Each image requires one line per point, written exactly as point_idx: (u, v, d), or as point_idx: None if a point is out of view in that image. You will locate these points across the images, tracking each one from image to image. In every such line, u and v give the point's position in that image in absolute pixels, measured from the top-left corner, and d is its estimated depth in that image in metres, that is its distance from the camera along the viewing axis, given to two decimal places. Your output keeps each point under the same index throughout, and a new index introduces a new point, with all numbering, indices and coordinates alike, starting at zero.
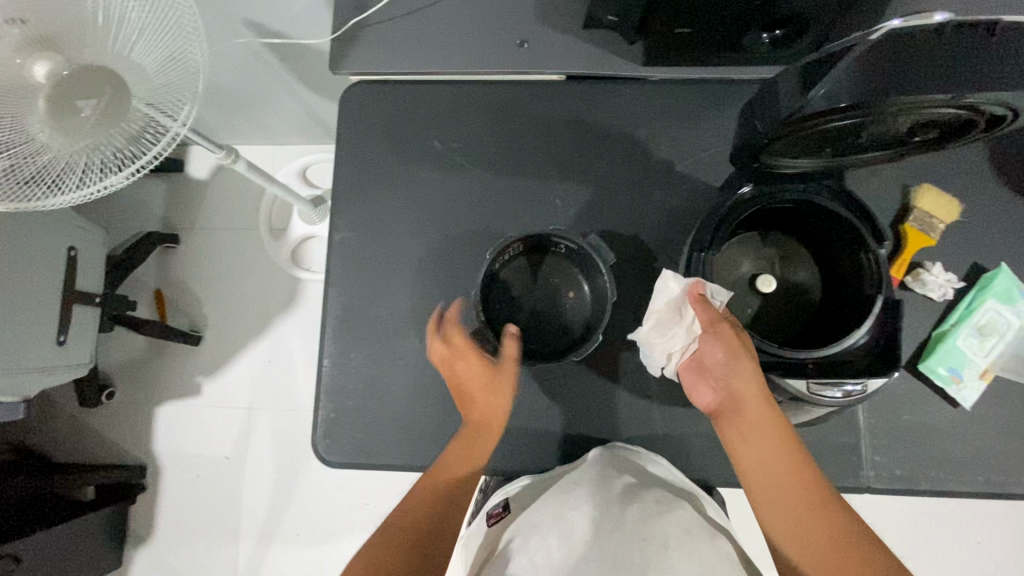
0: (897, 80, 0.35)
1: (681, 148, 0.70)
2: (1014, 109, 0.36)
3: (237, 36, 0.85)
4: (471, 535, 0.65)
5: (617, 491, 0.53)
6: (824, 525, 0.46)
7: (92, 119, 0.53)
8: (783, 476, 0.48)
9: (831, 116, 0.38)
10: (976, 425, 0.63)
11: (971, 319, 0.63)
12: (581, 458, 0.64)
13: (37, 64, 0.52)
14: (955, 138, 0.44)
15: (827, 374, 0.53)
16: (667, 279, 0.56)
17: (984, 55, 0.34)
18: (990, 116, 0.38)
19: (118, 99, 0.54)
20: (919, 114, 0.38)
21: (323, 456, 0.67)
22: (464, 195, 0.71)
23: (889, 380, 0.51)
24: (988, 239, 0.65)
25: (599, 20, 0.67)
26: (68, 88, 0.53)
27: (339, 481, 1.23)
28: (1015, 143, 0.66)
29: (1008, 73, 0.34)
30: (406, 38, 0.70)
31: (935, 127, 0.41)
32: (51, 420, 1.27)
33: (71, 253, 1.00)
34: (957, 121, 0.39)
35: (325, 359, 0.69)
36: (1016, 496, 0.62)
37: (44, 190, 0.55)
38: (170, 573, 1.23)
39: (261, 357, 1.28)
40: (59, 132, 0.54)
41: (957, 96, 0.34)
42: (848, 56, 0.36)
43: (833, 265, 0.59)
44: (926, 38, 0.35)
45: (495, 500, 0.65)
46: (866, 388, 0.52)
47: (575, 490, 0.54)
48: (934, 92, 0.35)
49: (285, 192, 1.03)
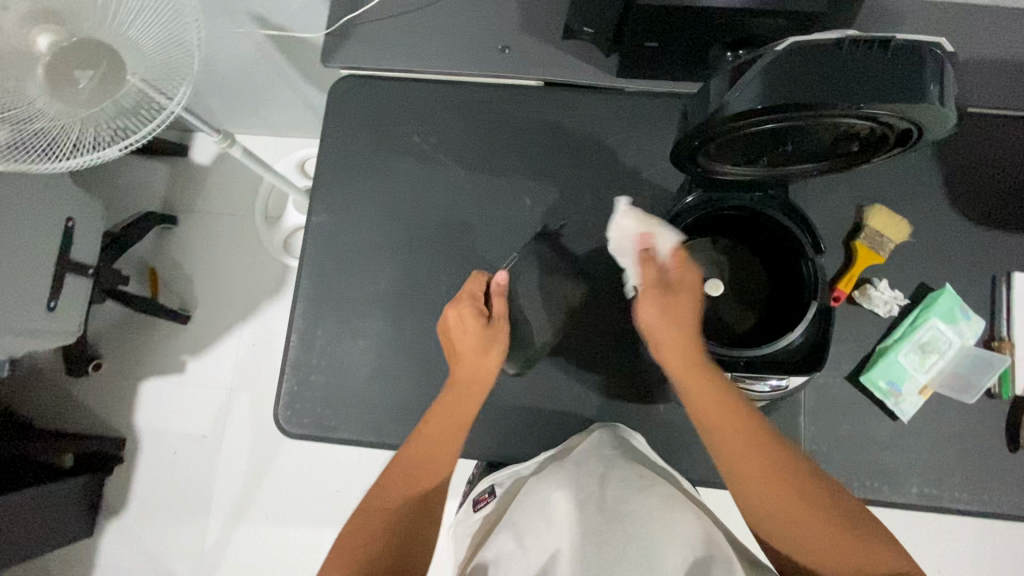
0: (806, 88, 0.38)
1: (648, 156, 0.74)
2: (917, 123, 0.40)
3: (241, 26, 0.90)
4: (461, 522, 0.71)
5: (599, 476, 0.58)
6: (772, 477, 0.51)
7: (89, 89, 0.57)
8: (729, 431, 0.53)
9: (751, 119, 0.41)
10: (913, 439, 0.65)
11: (913, 336, 0.65)
12: (570, 441, 0.67)
13: (40, 35, 0.55)
14: (875, 152, 0.47)
15: (756, 371, 0.57)
16: (623, 217, 0.62)
17: (886, 70, 0.38)
18: (899, 129, 0.41)
19: (114, 72, 0.58)
20: (834, 122, 0.41)
21: (283, 427, 0.70)
22: (439, 187, 0.75)
23: (806, 378, 0.55)
24: (935, 259, 0.68)
25: (576, 31, 0.71)
26: (66, 57, 0.56)
27: (312, 467, 1.26)
28: (964, 171, 0.69)
29: (906, 87, 0.38)
30: (394, 37, 0.75)
31: (854, 139, 0.44)
32: (38, 387, 1.30)
33: (70, 224, 1.04)
34: (868, 133, 0.43)
35: (293, 334, 0.72)
36: (948, 510, 0.64)
37: (37, 156, 0.60)
38: (138, 545, 1.25)
39: (246, 340, 1.32)
40: (54, 98, 0.57)
41: (859, 106, 0.38)
42: (763, 63, 0.39)
43: (780, 270, 0.61)
44: (833, 49, 0.38)
45: (484, 486, 0.71)
46: (788, 385, 0.57)
47: (558, 478, 0.59)
48: (839, 101, 0.38)
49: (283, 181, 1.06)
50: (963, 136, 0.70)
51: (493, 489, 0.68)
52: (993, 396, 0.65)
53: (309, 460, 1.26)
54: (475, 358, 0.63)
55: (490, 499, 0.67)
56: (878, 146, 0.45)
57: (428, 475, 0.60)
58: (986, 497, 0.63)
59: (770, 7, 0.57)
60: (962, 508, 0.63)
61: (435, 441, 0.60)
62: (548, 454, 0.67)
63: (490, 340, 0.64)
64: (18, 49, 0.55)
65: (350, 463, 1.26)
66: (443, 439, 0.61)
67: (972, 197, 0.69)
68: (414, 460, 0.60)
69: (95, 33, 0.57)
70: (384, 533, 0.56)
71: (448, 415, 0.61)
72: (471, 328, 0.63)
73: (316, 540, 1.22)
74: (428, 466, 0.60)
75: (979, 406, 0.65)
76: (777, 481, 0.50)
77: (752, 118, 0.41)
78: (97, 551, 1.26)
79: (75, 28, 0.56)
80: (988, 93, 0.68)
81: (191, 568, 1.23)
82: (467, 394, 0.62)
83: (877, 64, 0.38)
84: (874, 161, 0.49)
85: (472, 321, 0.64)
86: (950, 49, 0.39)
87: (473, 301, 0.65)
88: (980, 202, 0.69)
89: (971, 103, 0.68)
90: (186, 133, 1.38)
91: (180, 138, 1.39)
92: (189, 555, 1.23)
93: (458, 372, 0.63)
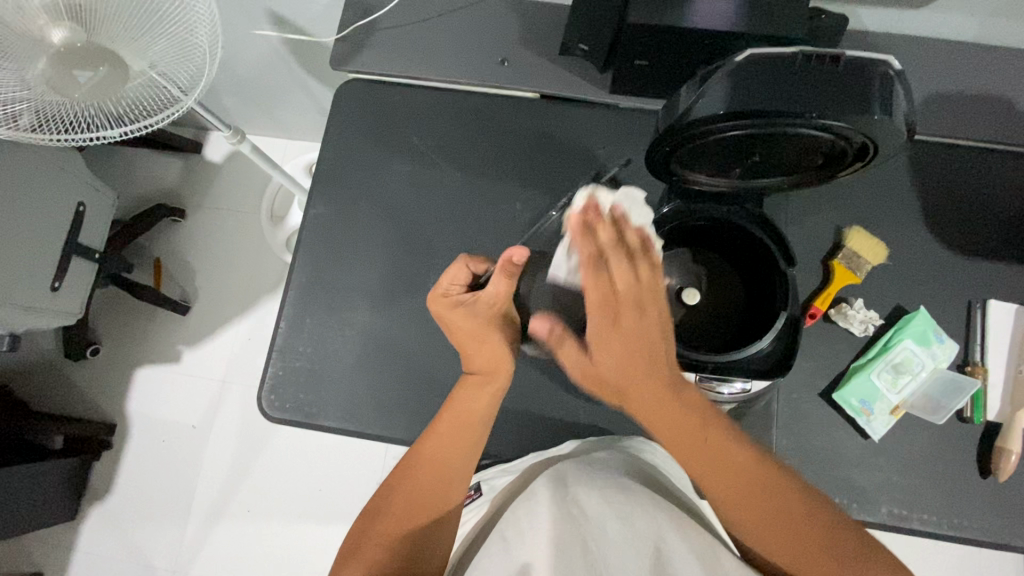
0: (760, 96, 0.45)
1: (636, 170, 0.76)
2: (868, 135, 0.46)
3: (259, 28, 0.94)
4: None
5: (580, 481, 0.55)
6: (810, 535, 0.50)
7: (87, 87, 0.60)
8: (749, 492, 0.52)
9: (716, 125, 0.47)
10: (883, 458, 0.65)
11: (887, 356, 0.66)
12: (559, 447, 0.66)
13: (55, 31, 0.58)
14: (838, 166, 0.53)
15: (721, 373, 0.59)
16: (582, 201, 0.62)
17: (830, 83, 0.45)
18: (854, 141, 0.48)
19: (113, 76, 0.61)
20: (793, 136, 0.48)
21: (265, 410, 0.71)
22: (433, 187, 0.77)
23: (767, 383, 0.57)
24: (913, 283, 0.69)
25: (573, 48, 0.74)
26: (79, 54, 0.60)
27: (299, 463, 1.26)
28: (940, 200, 0.71)
29: (850, 103, 0.45)
30: (400, 45, 0.78)
31: (818, 150, 0.50)
32: (36, 368, 1.33)
33: (80, 208, 1.09)
34: (831, 146, 0.49)
35: (282, 322, 0.74)
36: (915, 532, 0.64)
37: (57, 129, 0.64)
38: (119, 533, 1.25)
39: (243, 332, 1.34)
40: (48, 89, 0.60)
41: (812, 116, 0.44)
42: (723, 74, 0.46)
43: (757, 283, 0.63)
44: (783, 62, 0.46)
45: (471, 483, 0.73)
46: (751, 388, 0.59)
47: (534, 488, 0.56)
48: (794, 110, 0.44)
49: (298, 187, 1.08)
50: (943, 165, 0.72)
51: (479, 487, 0.70)
52: (965, 420, 0.66)
53: (299, 457, 1.27)
54: (474, 347, 0.62)
55: (475, 495, 0.70)
56: (839, 158, 0.51)
57: (434, 495, 0.58)
58: (954, 521, 0.63)
59: (756, 31, 0.59)
60: (929, 530, 0.63)
61: (446, 438, 0.59)
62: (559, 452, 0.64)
63: (484, 327, 0.62)
64: (32, 34, 0.58)
65: (334, 460, 1.26)
66: (450, 445, 0.59)
67: (951, 225, 0.71)
68: (420, 475, 0.58)
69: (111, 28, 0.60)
70: (390, 549, 0.54)
71: (461, 412, 0.60)
72: (456, 313, 0.63)
73: (295, 537, 1.23)
74: (431, 484, 0.58)
75: (949, 429, 0.66)
76: (810, 536, 0.50)
77: (717, 125, 0.47)
78: (77, 537, 1.26)
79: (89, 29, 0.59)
80: (965, 126, 0.71)
81: (169, 560, 1.23)
82: (482, 380, 0.61)
83: (823, 77, 0.45)
84: (836, 180, 0.56)
85: (455, 314, 0.62)
86: (899, 68, 0.47)
87: (447, 296, 0.63)
88: (958, 230, 0.71)
89: (949, 134, 0.71)
90: (202, 131, 1.43)
91: (196, 135, 1.44)
92: (169, 547, 1.23)
93: (472, 363, 0.62)
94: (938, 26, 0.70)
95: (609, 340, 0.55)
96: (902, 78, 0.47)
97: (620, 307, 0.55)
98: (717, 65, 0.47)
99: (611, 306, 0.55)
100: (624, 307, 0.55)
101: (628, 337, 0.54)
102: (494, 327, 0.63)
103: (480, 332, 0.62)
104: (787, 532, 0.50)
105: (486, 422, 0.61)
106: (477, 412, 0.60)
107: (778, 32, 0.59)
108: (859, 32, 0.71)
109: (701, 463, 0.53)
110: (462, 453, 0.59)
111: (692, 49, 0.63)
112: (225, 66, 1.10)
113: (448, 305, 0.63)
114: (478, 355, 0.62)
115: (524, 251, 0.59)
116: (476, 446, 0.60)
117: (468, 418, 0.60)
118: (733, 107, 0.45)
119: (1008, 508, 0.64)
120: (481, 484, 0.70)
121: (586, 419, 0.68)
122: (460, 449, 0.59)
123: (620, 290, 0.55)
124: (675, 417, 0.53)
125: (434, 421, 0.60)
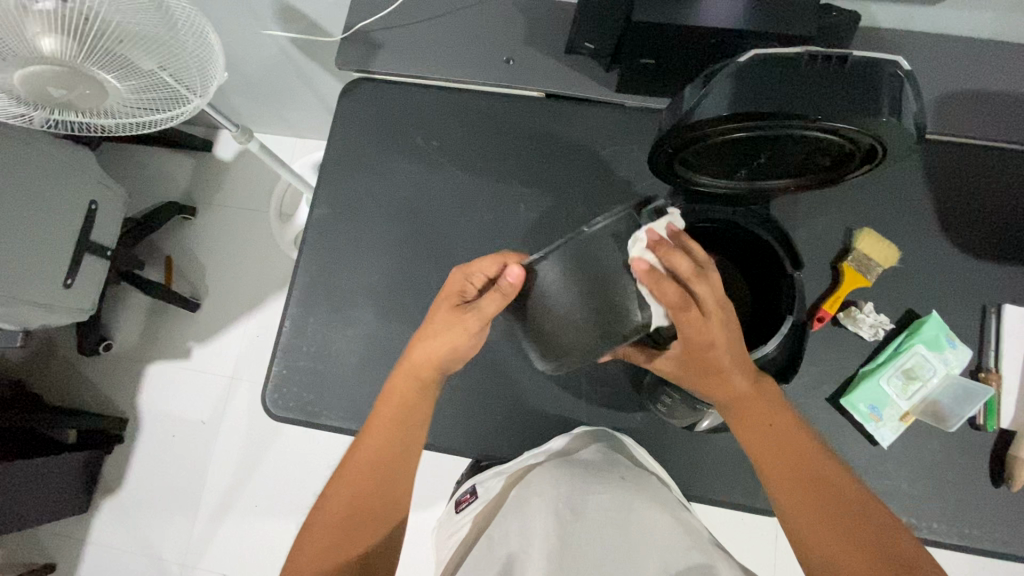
0: (760, 97, 0.44)
1: (641, 170, 0.76)
2: (875, 138, 0.45)
3: (266, 28, 0.95)
4: (447, 520, 0.72)
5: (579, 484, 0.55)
6: (852, 524, 0.49)
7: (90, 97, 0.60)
8: (805, 484, 0.51)
9: (719, 126, 0.46)
10: (891, 465, 0.64)
11: (898, 361, 0.64)
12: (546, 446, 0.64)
13: (48, 41, 0.56)
14: (846, 167, 0.52)
15: None
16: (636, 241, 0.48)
17: (835, 82, 0.44)
18: (860, 143, 0.47)
19: (97, 91, 0.62)
20: (797, 138, 0.47)
21: (269, 408, 0.72)
22: (436, 187, 0.77)
23: None
24: (925, 287, 0.68)
25: (579, 47, 0.73)
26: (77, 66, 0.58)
27: (305, 459, 1.27)
28: (956, 201, 0.69)
29: (857, 103, 0.44)
30: (404, 44, 0.78)
31: (825, 152, 0.49)
32: (51, 363, 1.35)
33: (92, 207, 1.10)
34: (838, 148, 0.48)
35: (287, 321, 0.75)
36: (924, 541, 0.62)
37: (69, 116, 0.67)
38: (130, 526, 1.27)
39: (251, 329, 1.35)
40: (39, 91, 0.60)
41: (816, 118, 0.43)
42: (725, 73, 0.45)
43: (762, 287, 0.62)
44: (786, 63, 0.45)
45: (467, 486, 0.71)
46: None
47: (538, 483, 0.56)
48: (798, 110, 0.43)
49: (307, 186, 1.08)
50: (958, 166, 0.70)
51: (475, 489, 0.68)
52: (977, 427, 0.64)
53: (305, 453, 1.28)
54: (420, 344, 0.56)
55: (472, 498, 0.68)
56: (847, 160, 0.50)
57: (377, 495, 0.56)
58: (964, 530, 0.62)
59: (764, 30, 0.58)
60: (938, 540, 0.62)
61: (384, 435, 0.56)
62: (546, 452, 0.63)
63: (446, 324, 0.56)
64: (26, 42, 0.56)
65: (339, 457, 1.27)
66: (381, 441, 0.56)
67: (965, 227, 0.69)
68: (359, 473, 0.56)
69: (109, 38, 0.58)
70: (334, 542, 0.54)
71: (397, 404, 0.57)
72: (450, 298, 0.57)
73: None
74: (374, 482, 0.56)
75: (960, 436, 0.64)
76: (850, 523, 0.49)
77: (720, 126, 0.46)
78: (90, 529, 1.28)
79: (86, 40, 0.57)
80: (981, 125, 0.69)
81: (178, 553, 1.25)
82: (417, 377, 0.57)
83: (829, 76, 0.44)
84: (845, 182, 0.55)
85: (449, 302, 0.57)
86: (908, 68, 0.46)
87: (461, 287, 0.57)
88: (972, 232, 0.69)
89: (963, 134, 0.69)
90: (212, 130, 1.44)
91: (206, 134, 1.45)
92: (178, 540, 1.25)
93: (409, 357, 0.57)
94: (955, 22, 0.68)
95: (710, 380, 0.52)
96: (912, 80, 0.46)
97: (709, 354, 0.50)
98: (720, 65, 0.46)
99: (704, 355, 0.50)
100: (710, 351, 0.50)
101: (719, 372, 0.51)
102: (457, 329, 0.55)
103: (445, 325, 0.55)
104: (830, 519, 0.49)
105: (422, 420, 0.58)
106: (411, 414, 0.57)
107: (786, 29, 0.58)
108: (872, 30, 0.70)
109: (781, 466, 0.52)
110: (403, 450, 0.57)
111: (699, 48, 0.62)
112: (233, 65, 1.10)
113: (455, 287, 0.57)
114: (415, 354, 0.56)
115: (519, 270, 0.50)
116: (414, 441, 0.58)
117: (402, 411, 0.57)
118: (736, 109, 0.44)
119: (1020, 518, 0.62)
120: (477, 486, 0.68)
121: (588, 422, 0.68)
122: (401, 445, 0.57)
123: (709, 339, 0.49)
124: (755, 430, 0.53)
125: (370, 416, 0.58)
